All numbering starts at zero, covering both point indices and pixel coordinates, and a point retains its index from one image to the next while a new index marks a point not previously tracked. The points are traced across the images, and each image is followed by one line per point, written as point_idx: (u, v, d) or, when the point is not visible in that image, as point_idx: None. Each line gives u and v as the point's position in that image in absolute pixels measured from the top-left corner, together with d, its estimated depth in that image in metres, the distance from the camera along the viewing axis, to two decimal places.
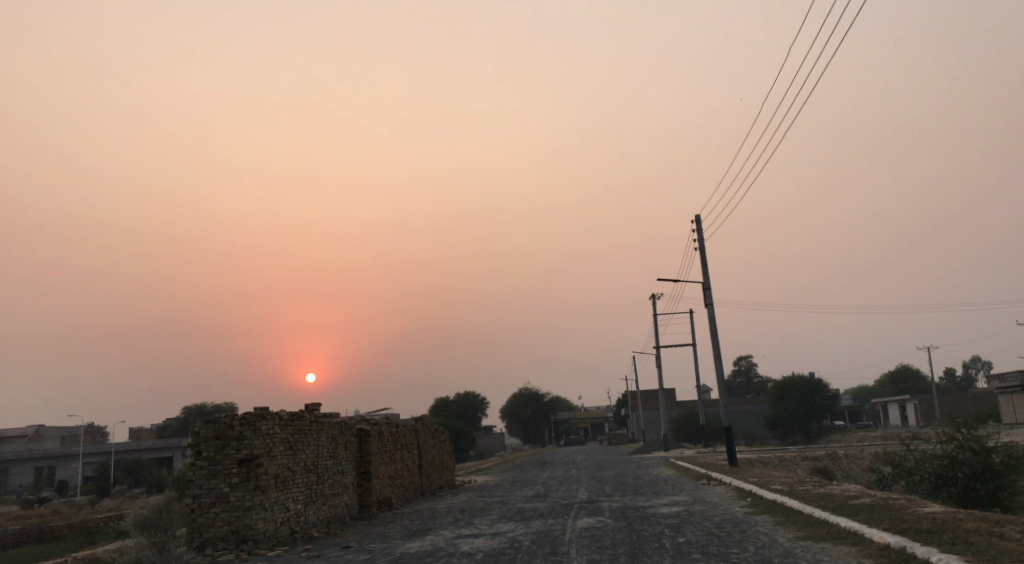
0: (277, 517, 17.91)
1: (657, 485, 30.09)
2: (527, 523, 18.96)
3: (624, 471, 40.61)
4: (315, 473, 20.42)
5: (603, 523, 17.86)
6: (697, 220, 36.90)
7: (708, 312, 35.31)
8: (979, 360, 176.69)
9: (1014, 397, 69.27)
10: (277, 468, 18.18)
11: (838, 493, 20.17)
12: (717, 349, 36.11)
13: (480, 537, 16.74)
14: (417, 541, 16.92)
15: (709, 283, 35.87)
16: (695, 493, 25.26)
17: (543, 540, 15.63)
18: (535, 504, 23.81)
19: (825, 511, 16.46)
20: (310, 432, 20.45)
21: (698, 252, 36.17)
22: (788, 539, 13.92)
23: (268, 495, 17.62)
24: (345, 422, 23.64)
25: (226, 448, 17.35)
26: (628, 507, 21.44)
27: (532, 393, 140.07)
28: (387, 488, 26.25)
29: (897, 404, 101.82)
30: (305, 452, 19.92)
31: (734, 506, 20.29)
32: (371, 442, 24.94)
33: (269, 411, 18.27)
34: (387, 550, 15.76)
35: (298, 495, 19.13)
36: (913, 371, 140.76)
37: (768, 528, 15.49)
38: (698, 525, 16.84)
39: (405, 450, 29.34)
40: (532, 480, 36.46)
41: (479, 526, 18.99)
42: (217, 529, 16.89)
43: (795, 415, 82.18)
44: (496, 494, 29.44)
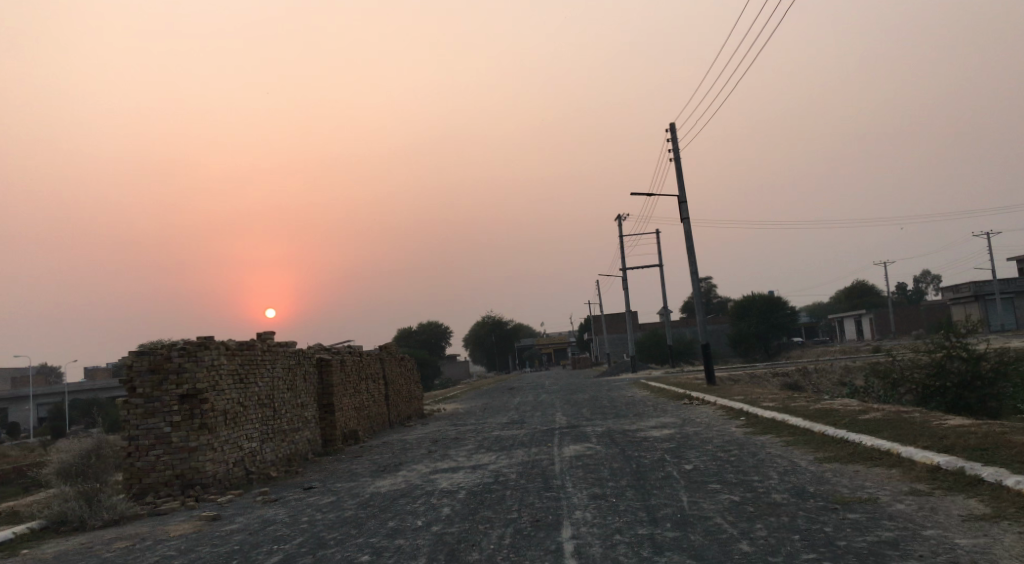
0: (229, 458, 15.87)
1: (636, 407, 28.69)
2: (508, 454, 17.12)
3: (597, 394, 39.25)
4: (271, 408, 18.43)
5: (594, 451, 16.19)
6: (670, 129, 34.83)
7: (684, 226, 33.52)
8: (929, 273, 179.65)
9: (968, 307, 69.68)
10: (226, 404, 16.07)
11: (843, 409, 18.71)
12: (693, 263, 34.46)
13: (458, 472, 14.89)
14: (388, 478, 15.02)
15: (684, 197, 33.98)
16: (681, 413, 23.83)
17: (531, 473, 13.84)
18: (513, 432, 22.06)
19: (841, 428, 14.91)
20: (263, 363, 18.37)
21: (673, 163, 34.28)
22: (811, 462, 12.28)
23: (217, 435, 15.52)
24: (303, 351, 21.62)
25: (164, 383, 15.22)
26: (615, 431, 19.78)
27: (495, 320, 139.00)
28: (352, 421, 24.44)
29: (853, 319, 102.67)
30: (259, 385, 17.87)
31: (730, 427, 18.74)
32: (333, 372, 23.01)
33: (214, 340, 16.08)
34: (354, 491, 13.84)
35: (252, 433, 17.14)
36: (867, 286, 142.67)
37: (781, 450, 13.86)
38: (701, 449, 15.18)
39: (370, 380, 27.49)
40: (503, 406, 35.04)
41: (455, 458, 17.18)
42: (159, 474, 14.89)
43: (757, 332, 82.02)
44: (467, 422, 27.77)
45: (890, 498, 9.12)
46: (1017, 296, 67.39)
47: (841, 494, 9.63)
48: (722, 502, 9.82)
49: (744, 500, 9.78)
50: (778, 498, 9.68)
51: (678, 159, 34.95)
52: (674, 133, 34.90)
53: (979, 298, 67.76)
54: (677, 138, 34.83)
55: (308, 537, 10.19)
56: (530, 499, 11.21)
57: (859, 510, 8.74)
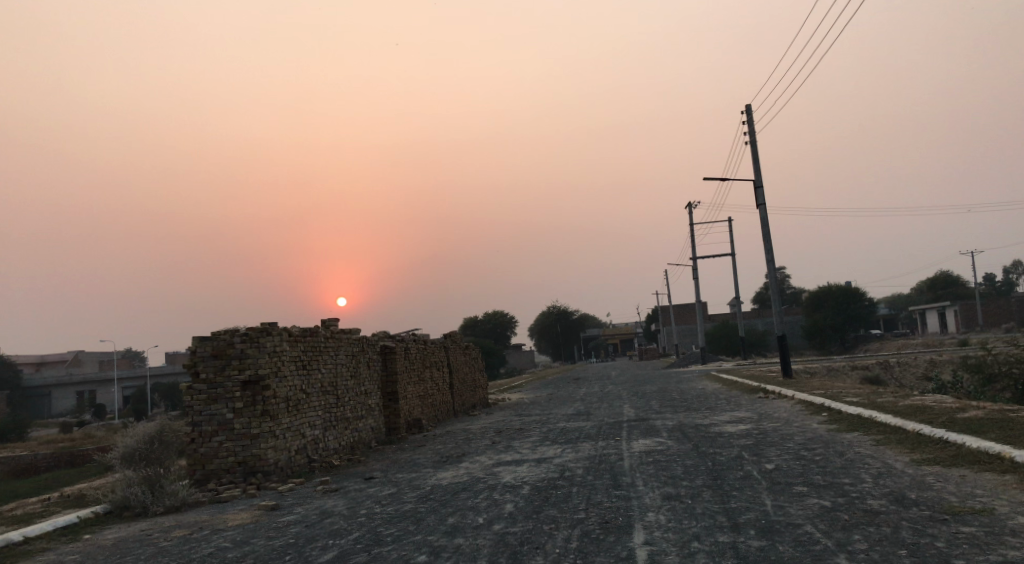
0: (291, 446, 15.56)
1: (709, 400, 27.63)
2: (575, 447, 16.40)
3: (666, 385, 38.14)
4: (334, 395, 18.10)
5: (665, 445, 15.36)
6: (746, 111, 33.45)
7: (760, 211, 32.18)
8: (1018, 264, 171.38)
9: None
10: (288, 391, 15.73)
11: (936, 406, 17.44)
12: (770, 250, 33.06)
13: (523, 465, 14.29)
14: (452, 470, 14.51)
15: (761, 182, 32.58)
16: (758, 407, 22.73)
17: (599, 468, 13.13)
18: (580, 424, 21.30)
19: (937, 427, 13.80)
20: (326, 349, 18.03)
21: (749, 145, 32.93)
22: (906, 464, 11.31)
23: (279, 422, 15.19)
24: (367, 338, 21.28)
25: (227, 368, 14.96)
26: (687, 425, 18.86)
27: (563, 310, 138.02)
28: (416, 409, 24.07)
29: (936, 311, 98.31)
30: (321, 372, 17.54)
31: (812, 423, 17.64)
32: (397, 360, 22.64)
33: (277, 326, 15.74)
34: (415, 483, 13.36)
35: (315, 420, 16.82)
36: (950, 278, 136.87)
37: (872, 450, 12.84)
38: (782, 447, 14.21)
39: (435, 368, 27.09)
40: (569, 396, 34.31)
41: (520, 450, 16.58)
42: (222, 461, 14.64)
43: (833, 323, 79.21)
44: (532, 412, 27.14)
45: (1007, 510, 8.29)
46: None
47: (950, 504, 8.67)
48: (811, 507, 8.96)
49: (837, 506, 8.89)
50: (875, 505, 8.77)
51: (755, 142, 33.54)
52: (752, 115, 33.52)
53: None
54: (754, 120, 33.44)
55: (364, 531, 9.64)
56: (599, 497, 10.53)
57: (972, 523, 7.81)
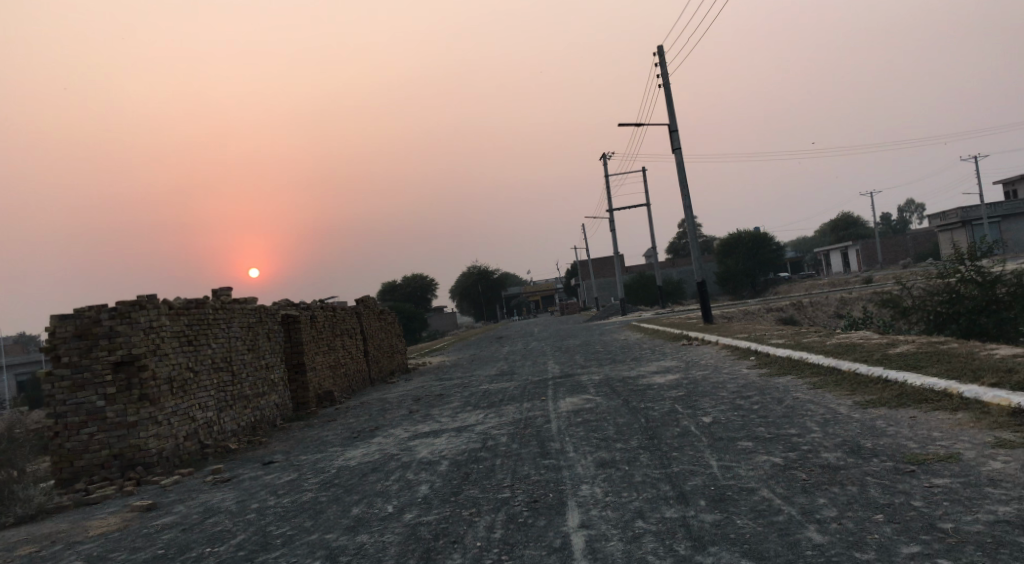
0: (179, 432, 13.88)
1: (632, 351, 26.87)
2: (497, 411, 15.18)
3: (589, 339, 37.39)
4: (229, 372, 16.39)
5: (593, 403, 14.30)
6: (657, 53, 32.47)
7: (676, 156, 31.43)
8: (911, 203, 178.71)
9: (955, 233, 68.05)
10: (171, 371, 13.99)
11: (865, 343, 16.89)
12: (686, 195, 32.41)
13: (441, 435, 13.00)
14: (363, 447, 13.09)
15: (675, 126, 31.77)
16: (683, 355, 22.01)
17: (524, 433, 11.94)
18: (502, 385, 20.13)
19: (873, 365, 13.11)
20: (216, 323, 16.27)
21: (662, 89, 32.07)
22: (850, 408, 10.52)
23: (162, 406, 13.49)
24: (266, 308, 19.52)
25: (94, 349, 13.16)
26: (614, 379, 17.90)
27: (482, 270, 136.64)
28: (326, 381, 22.46)
29: (839, 252, 101.01)
30: (212, 347, 15.81)
31: (741, 369, 16.91)
32: (302, 329, 20.98)
33: (153, 299, 13.92)
34: (320, 465, 11.93)
35: (206, 401, 15.13)
36: (852, 219, 140.97)
37: (810, 394, 12.05)
38: (716, 397, 13.31)
39: (346, 335, 25.48)
40: (492, 356, 33.13)
41: (438, 419, 15.29)
42: (94, 455, 12.89)
43: (745, 268, 80.37)
44: (453, 376, 25.84)
45: (976, 453, 7.44)
46: (1005, 220, 64.88)
47: (912, 451, 7.82)
48: (762, 467, 7.96)
49: (790, 463, 7.93)
50: (833, 460, 7.81)
51: (668, 84, 32.64)
52: (663, 57, 32.57)
53: (966, 224, 65.92)
54: (666, 63, 32.48)
55: (251, 533, 8.19)
56: (525, 471, 9.36)
57: (942, 473, 6.92)
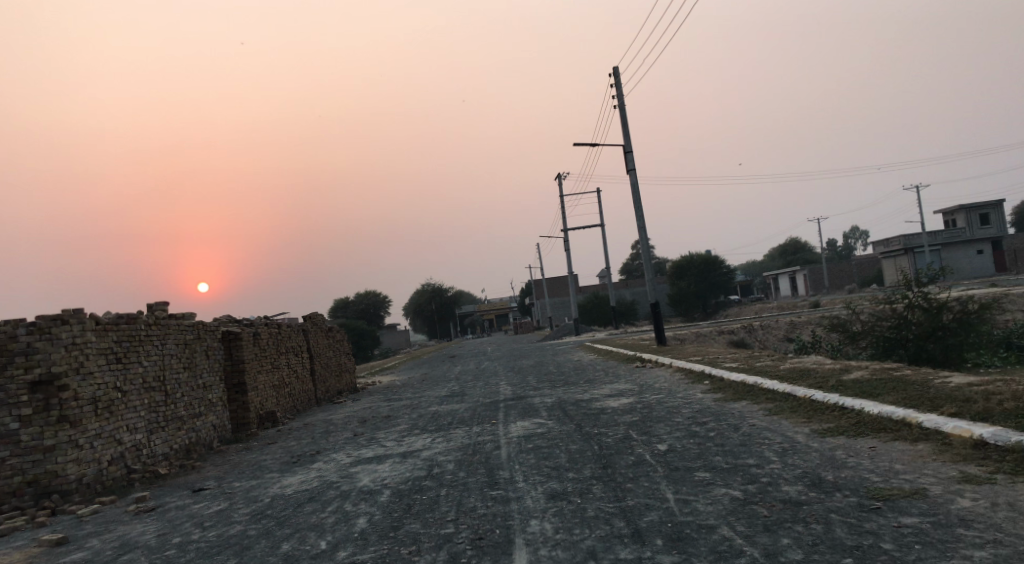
0: (102, 456, 13.02)
1: (585, 372, 26.46)
2: (444, 436, 14.58)
3: (542, 360, 36.93)
4: (162, 392, 15.54)
5: (545, 427, 13.80)
6: (612, 73, 32.38)
7: (630, 177, 31.29)
8: (857, 230, 182.94)
9: (899, 260, 69.46)
10: (96, 391, 13.14)
11: (819, 368, 16.70)
12: (640, 216, 32.28)
13: (385, 462, 12.37)
14: (301, 474, 12.40)
15: (630, 147, 31.66)
16: (636, 378, 21.67)
17: (471, 460, 11.39)
18: (451, 407, 19.52)
19: (830, 391, 12.84)
20: (149, 339, 15.41)
21: (618, 110, 31.96)
22: (809, 437, 10.19)
23: (84, 430, 12.63)
24: (205, 324, 18.67)
25: (10, 368, 12.28)
26: (567, 402, 17.43)
27: (435, 288, 135.71)
28: (268, 401, 21.60)
29: (788, 276, 102.52)
30: (144, 365, 14.95)
31: (695, 393, 16.59)
32: (244, 347, 20.14)
33: (77, 314, 13.07)
34: (254, 494, 11.22)
35: (135, 423, 14.28)
36: (801, 243, 143.48)
37: (767, 421, 11.71)
38: (671, 423, 12.91)
39: (292, 353, 24.65)
40: (442, 376, 32.45)
41: (383, 443, 14.63)
42: (6, 482, 12.00)
43: (696, 291, 80.97)
44: (401, 396, 25.12)
45: (942, 489, 7.11)
46: (946, 248, 66.36)
47: (877, 485, 7.46)
48: (720, 501, 7.53)
49: (749, 497, 7.52)
50: (796, 494, 7.42)
51: (622, 105, 32.54)
52: (618, 77, 32.48)
53: (909, 251, 67.30)
54: (621, 83, 32.41)
55: None
56: (471, 503, 8.81)
57: (910, 511, 6.56)
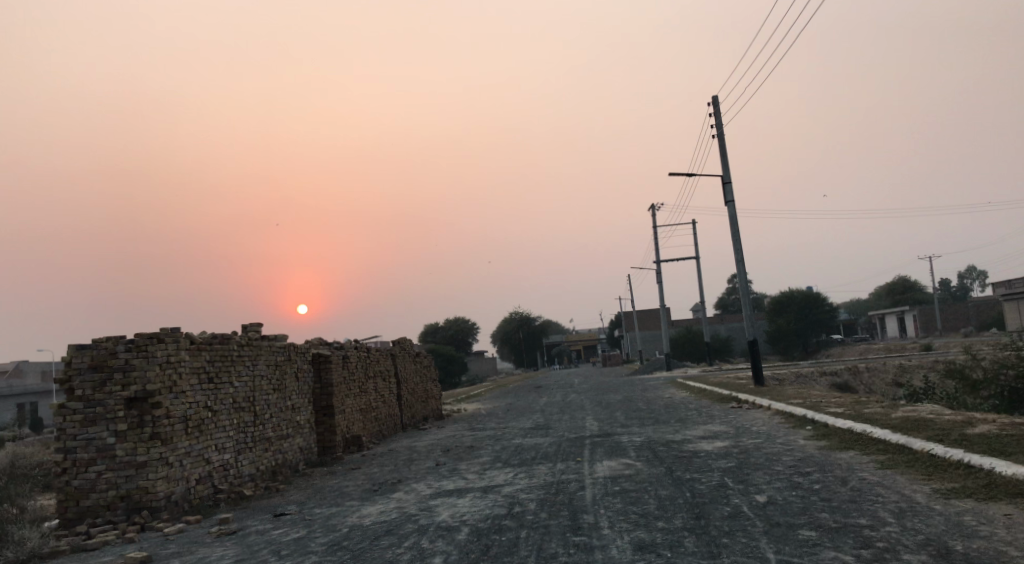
0: (191, 475, 13.06)
1: (677, 411, 25.47)
2: (527, 471, 14.05)
3: (631, 394, 35.95)
4: (251, 413, 15.60)
5: (633, 468, 13.12)
6: (713, 102, 31.54)
7: (729, 209, 30.29)
8: (973, 269, 173.58)
9: (1020, 304, 65.16)
10: (188, 410, 13.23)
11: (936, 419, 15.41)
12: (738, 250, 31.17)
13: (465, 496, 11.94)
14: (381, 503, 12.10)
15: (729, 178, 30.68)
16: (731, 419, 20.65)
17: (555, 500, 10.85)
18: (536, 441, 18.98)
19: (951, 447, 11.73)
20: (241, 360, 15.53)
21: (717, 139, 31.10)
22: (930, 497, 9.22)
23: (175, 447, 12.70)
24: (296, 346, 18.79)
25: (108, 383, 12.47)
26: (657, 442, 16.65)
27: (526, 317, 135.69)
28: (355, 425, 21.56)
29: (896, 316, 97.75)
30: (235, 386, 15.05)
31: (796, 439, 15.56)
32: (332, 370, 20.18)
33: (174, 333, 13.23)
34: (332, 522, 10.96)
35: (224, 443, 14.33)
36: (910, 282, 137.00)
37: (879, 476, 10.74)
38: (770, 471, 12.03)
39: (380, 377, 24.64)
40: (529, 406, 31.93)
41: (465, 475, 14.23)
42: (100, 496, 12.12)
43: (795, 329, 78.06)
44: (486, 426, 24.73)
45: None
46: None
47: None
48: None
49: None
50: None
51: (722, 135, 31.64)
52: (718, 107, 31.62)
53: None
54: (721, 113, 31.55)
55: None
56: (553, 548, 8.26)
57: None
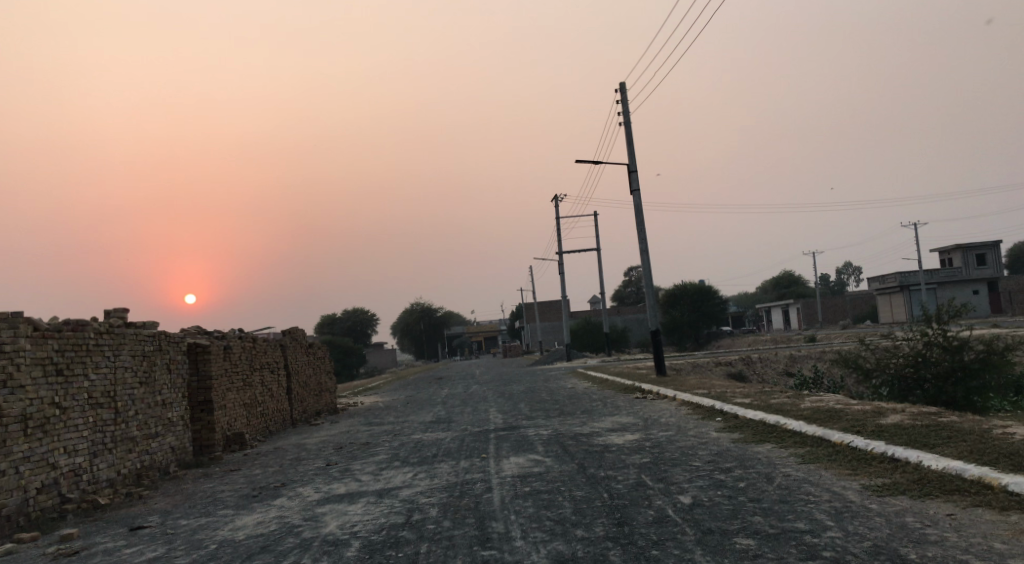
0: (30, 483, 11.23)
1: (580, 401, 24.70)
2: (428, 471, 12.81)
3: (533, 385, 35.16)
4: (111, 410, 13.75)
5: (542, 466, 12.08)
6: (620, 89, 30.98)
7: (633, 198, 29.79)
8: (849, 265, 182.35)
9: (894, 297, 68.19)
10: (27, 408, 11.38)
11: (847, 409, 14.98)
12: (642, 240, 30.70)
13: (356, 501, 10.61)
14: (259, 512, 10.64)
15: (634, 166, 30.17)
16: (638, 411, 19.97)
17: (459, 505, 9.66)
18: (436, 436, 17.73)
19: (872, 438, 11.18)
20: (99, 350, 13.65)
21: (622, 127, 30.55)
22: (863, 495, 8.53)
23: (8, 452, 10.85)
24: (169, 336, 16.93)
25: None
26: (565, 436, 15.71)
27: (425, 308, 133.97)
28: (237, 421, 19.78)
29: (780, 309, 101.22)
30: (90, 379, 13.19)
31: (709, 432, 14.87)
32: (212, 361, 18.37)
33: (9, 318, 11.33)
34: (198, 537, 9.45)
35: (76, 444, 12.49)
36: (793, 277, 142.44)
37: (805, 472, 10.02)
38: (689, 467, 11.22)
39: (267, 370, 22.83)
40: (428, 399, 30.62)
41: (357, 477, 12.87)
42: None
43: (689, 321, 79.41)
44: (383, 420, 23.31)
45: None
46: (942, 286, 65.18)
47: None
48: None
49: None
50: None
51: (628, 123, 31.12)
52: (625, 94, 31.07)
53: (905, 289, 65.88)
54: (627, 100, 31.00)
55: None
56: None
57: None
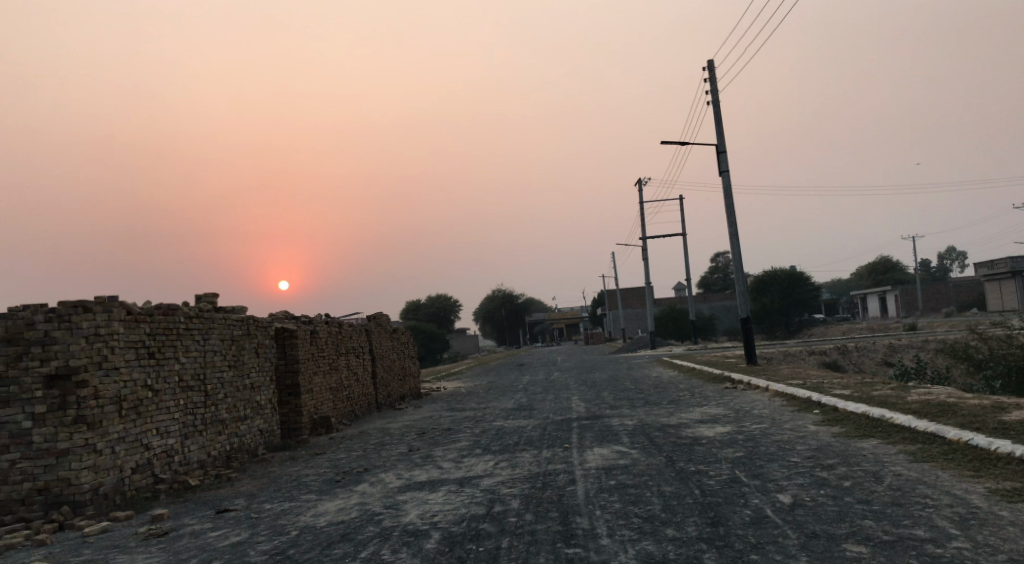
0: (125, 464, 11.42)
1: (667, 391, 24.00)
2: (510, 459, 12.50)
3: (618, 373, 34.52)
4: (201, 392, 13.94)
5: (629, 457, 11.61)
6: (708, 67, 29.92)
7: (722, 179, 28.75)
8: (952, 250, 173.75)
9: (1003, 284, 64.46)
10: (122, 390, 11.57)
11: (959, 403, 13.95)
12: (731, 223, 29.62)
13: (436, 490, 10.37)
14: (340, 499, 10.52)
15: (723, 147, 29.10)
16: (728, 401, 19.20)
17: (542, 498, 9.29)
18: (519, 423, 17.42)
19: (992, 437, 10.26)
20: (189, 333, 13.83)
21: (710, 106, 29.50)
22: (988, 500, 7.75)
23: (104, 433, 11.05)
24: (257, 320, 17.12)
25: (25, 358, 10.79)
26: (651, 427, 15.15)
27: (509, 294, 134.32)
28: (324, 405, 19.94)
29: (877, 296, 97.19)
30: (181, 362, 13.37)
31: (806, 425, 14.08)
32: (298, 345, 18.52)
33: (104, 301, 11.53)
34: (280, 523, 9.37)
35: (168, 426, 12.68)
36: (891, 262, 136.66)
37: (917, 471, 9.25)
38: (787, 463, 10.55)
39: (352, 354, 22.97)
40: (511, 386, 30.41)
41: (439, 464, 12.66)
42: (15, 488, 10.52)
43: (779, 308, 76.89)
44: (466, 406, 23.19)
45: None
46: None
47: None
48: None
49: None
50: None
51: (716, 102, 30.05)
52: (714, 72, 29.98)
53: (1016, 274, 62.13)
54: (716, 78, 29.90)
55: None
56: None
57: None
